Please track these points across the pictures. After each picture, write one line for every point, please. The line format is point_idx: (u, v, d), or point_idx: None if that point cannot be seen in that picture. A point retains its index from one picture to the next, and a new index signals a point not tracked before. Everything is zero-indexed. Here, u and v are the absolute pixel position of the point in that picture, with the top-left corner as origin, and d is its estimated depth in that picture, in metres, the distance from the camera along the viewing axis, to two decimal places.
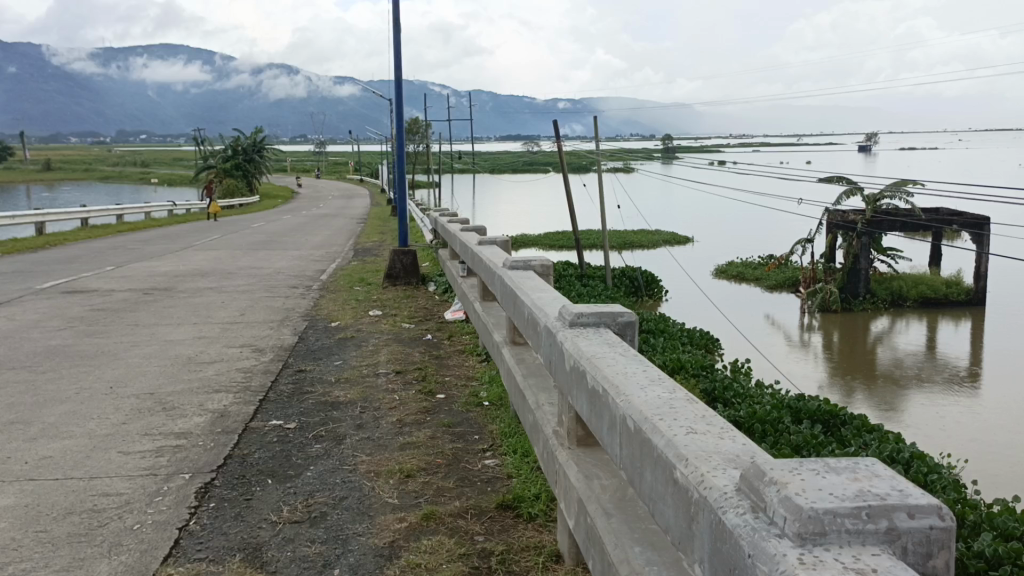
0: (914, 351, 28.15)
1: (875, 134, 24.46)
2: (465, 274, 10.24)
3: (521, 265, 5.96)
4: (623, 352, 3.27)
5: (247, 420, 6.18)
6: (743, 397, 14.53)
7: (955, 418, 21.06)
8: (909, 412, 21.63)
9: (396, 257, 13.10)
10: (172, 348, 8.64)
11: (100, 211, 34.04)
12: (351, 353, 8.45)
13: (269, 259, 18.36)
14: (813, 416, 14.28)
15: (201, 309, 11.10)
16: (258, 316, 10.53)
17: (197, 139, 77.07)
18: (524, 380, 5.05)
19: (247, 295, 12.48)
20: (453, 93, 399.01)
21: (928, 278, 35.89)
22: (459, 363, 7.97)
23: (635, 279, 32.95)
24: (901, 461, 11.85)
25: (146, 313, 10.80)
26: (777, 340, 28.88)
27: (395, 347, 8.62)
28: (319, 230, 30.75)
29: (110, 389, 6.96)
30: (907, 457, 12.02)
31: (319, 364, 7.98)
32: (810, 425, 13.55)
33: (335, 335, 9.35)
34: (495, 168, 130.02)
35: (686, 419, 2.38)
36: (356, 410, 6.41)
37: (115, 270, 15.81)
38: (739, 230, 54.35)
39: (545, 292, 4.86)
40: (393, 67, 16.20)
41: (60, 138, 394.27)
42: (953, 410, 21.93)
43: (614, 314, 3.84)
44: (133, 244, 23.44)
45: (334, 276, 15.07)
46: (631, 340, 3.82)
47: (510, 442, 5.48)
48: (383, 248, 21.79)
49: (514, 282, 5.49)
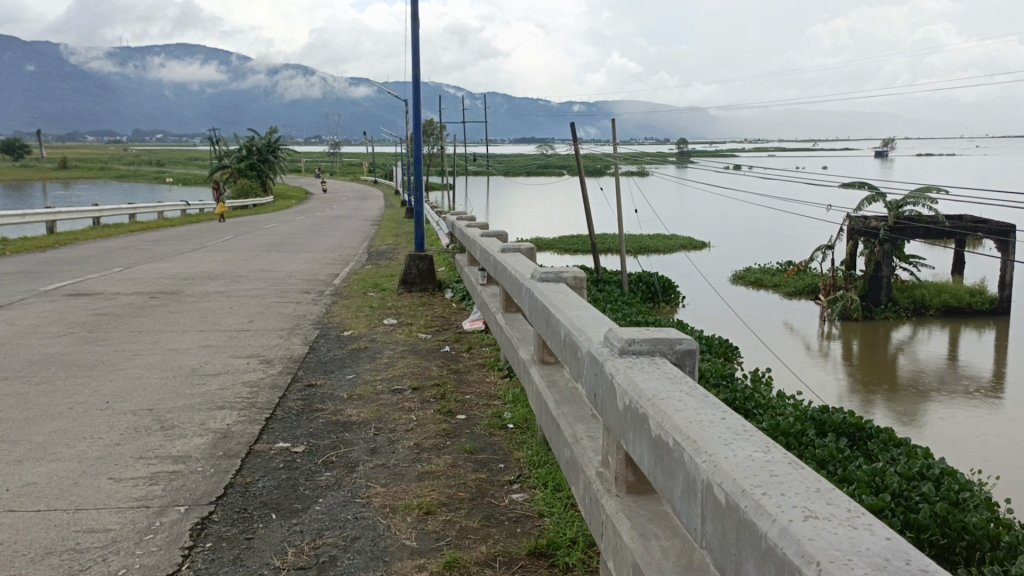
0: (936, 360, 27.46)
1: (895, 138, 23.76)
2: (485, 282, 9.74)
3: (552, 277, 5.43)
4: (689, 390, 2.75)
5: (251, 442, 5.70)
6: (766, 409, 13.97)
7: (983, 431, 20.39)
8: (934, 422, 20.97)
9: (412, 262, 12.63)
10: (176, 358, 8.19)
11: (112, 211, 33.80)
12: (365, 365, 7.96)
13: (280, 261, 17.97)
14: (838, 428, 13.63)
15: (208, 315, 10.66)
16: (268, 324, 10.07)
17: (212, 139, 76.96)
18: (556, 409, 4.52)
19: (257, 300, 12.04)
20: (467, 95, 399.35)
21: (951, 286, 35.05)
22: (480, 379, 7.45)
23: (652, 285, 32.36)
24: (932, 478, 11.28)
25: (150, 318, 10.36)
26: (796, 348, 28.19)
27: (412, 360, 8.13)
28: (331, 232, 30.34)
29: (106, 404, 6.51)
30: (940, 474, 11.44)
31: (331, 378, 7.49)
32: (835, 438, 12.98)
33: (348, 345, 8.87)
34: (509, 171, 129.73)
35: (797, 495, 1.86)
36: (370, 432, 5.91)
37: (123, 272, 15.39)
38: (757, 235, 53.63)
39: (584, 310, 4.33)
40: (410, 67, 15.77)
41: (77, 137, 396.88)
42: (980, 421, 21.28)
43: (672, 340, 3.29)
44: (144, 245, 23.07)
45: (347, 281, 14.61)
46: (691, 370, 3.26)
47: (539, 474, 4.95)
48: (397, 251, 21.37)
49: (545, 296, 4.96)
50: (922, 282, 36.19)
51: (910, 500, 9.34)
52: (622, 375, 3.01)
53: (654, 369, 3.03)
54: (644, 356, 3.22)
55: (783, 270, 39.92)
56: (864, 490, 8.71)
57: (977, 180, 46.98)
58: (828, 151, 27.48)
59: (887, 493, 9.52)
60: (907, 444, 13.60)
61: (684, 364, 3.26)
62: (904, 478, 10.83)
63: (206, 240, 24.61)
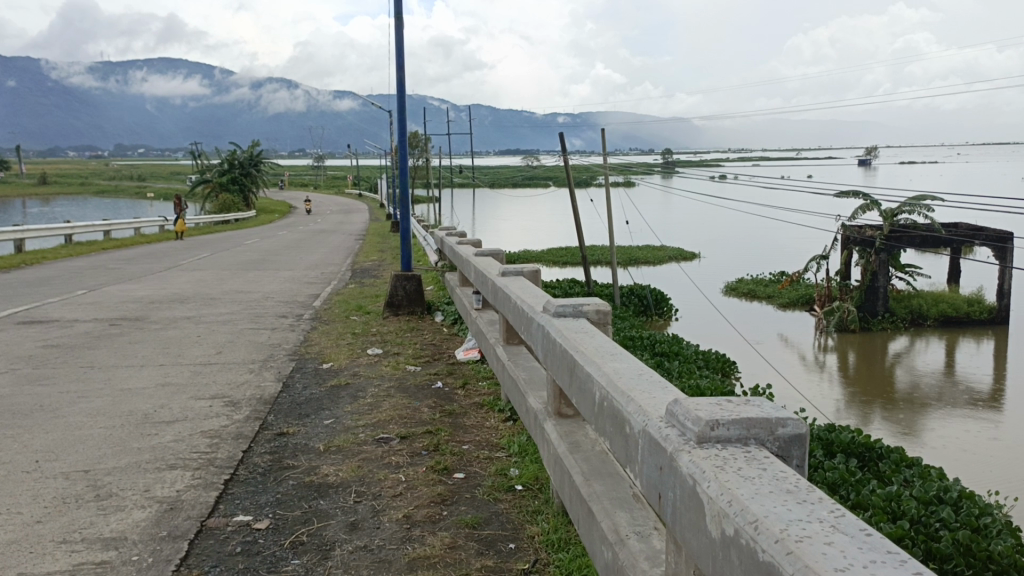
0: (933, 371, 26.71)
1: (876, 147, 23.25)
2: (480, 307, 8.76)
3: (571, 312, 4.46)
4: (832, 517, 1.79)
5: (203, 516, 4.67)
6: None
7: (989, 442, 19.60)
8: (936, 435, 20.20)
9: (399, 283, 11.64)
10: (128, 400, 7.13)
11: (85, 228, 32.56)
12: (345, 407, 6.93)
13: (258, 281, 16.94)
14: (846, 448, 12.67)
15: (172, 345, 9.59)
16: (238, 356, 9.00)
17: (195, 153, 75.78)
18: (587, 486, 3.52)
19: (228, 327, 10.96)
20: (452, 107, 399.49)
21: (947, 296, 34.39)
22: (479, 424, 6.46)
23: (643, 298, 31.51)
24: (952, 503, 10.30)
25: (105, 351, 9.28)
26: (791, 360, 27.39)
27: (400, 399, 7.09)
28: (313, 248, 29.25)
29: (34, 465, 5.44)
30: (957, 497, 10.49)
31: (306, 424, 6.47)
32: (845, 460, 12.02)
33: (327, 382, 7.83)
34: (494, 182, 128.90)
35: None
36: (349, 499, 4.90)
37: (86, 295, 14.27)
38: (749, 245, 52.96)
39: (625, 360, 3.36)
40: (393, 78, 14.90)
41: (58, 152, 393.34)
42: (989, 433, 20.40)
43: (767, 411, 2.34)
44: (115, 264, 21.92)
45: (328, 302, 13.61)
46: (799, 465, 2.29)
47: (563, 559, 3.96)
48: (382, 269, 20.35)
49: (565, 337, 3.98)
50: (918, 291, 35.48)
51: (931, 527, 8.38)
52: (711, 481, 2.03)
53: (750, 464, 2.11)
54: (738, 446, 2.25)
55: (776, 281, 39.17)
56: (884, 519, 7.74)
57: (968, 188, 46.52)
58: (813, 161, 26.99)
59: (905, 519, 8.55)
60: (919, 464, 12.67)
61: (790, 455, 2.30)
62: (920, 501, 9.82)
63: (182, 258, 23.54)
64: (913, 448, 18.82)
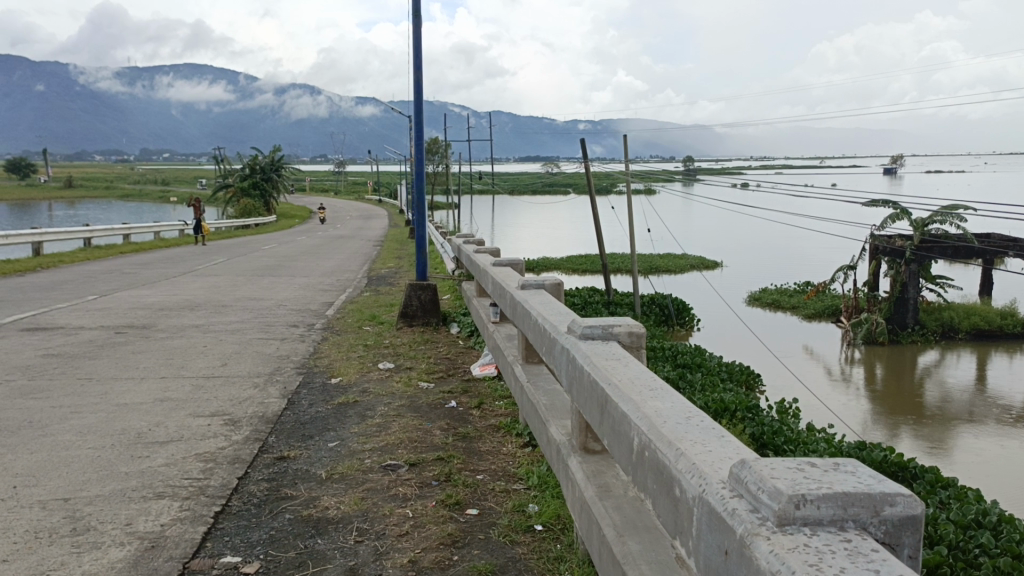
0: (963, 386, 25.80)
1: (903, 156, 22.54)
2: (497, 320, 8.26)
3: (600, 335, 3.94)
4: None
5: (187, 556, 4.19)
6: (796, 445, 12.51)
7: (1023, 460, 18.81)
8: (966, 451, 19.42)
9: (413, 292, 11.16)
10: (122, 417, 6.67)
11: (104, 232, 32.46)
12: (351, 428, 6.44)
13: (271, 288, 16.55)
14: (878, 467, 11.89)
15: (176, 356, 9.16)
16: (243, 368, 8.57)
17: (217, 157, 76.10)
18: (622, 545, 2.99)
19: (235, 336, 10.53)
20: (472, 114, 400.09)
21: (979, 309, 33.34)
22: (494, 449, 5.94)
23: (665, 307, 30.88)
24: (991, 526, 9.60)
25: (106, 361, 8.87)
26: (816, 372, 26.62)
27: (411, 420, 6.59)
28: (330, 253, 28.91)
29: (10, 492, 4.99)
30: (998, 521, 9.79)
31: (309, 446, 5.99)
32: None
33: (334, 400, 7.34)
34: (514, 189, 128.41)
35: None
36: (349, 538, 4.40)
37: (96, 300, 13.97)
38: (773, 253, 52.04)
39: (669, 398, 2.84)
40: (410, 82, 14.49)
41: (85, 156, 398.58)
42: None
43: (866, 483, 1.83)
44: (130, 269, 21.66)
45: (341, 311, 13.16)
46: (909, 555, 1.77)
47: None
48: (399, 276, 19.92)
49: (595, 364, 3.45)
50: (948, 303, 34.47)
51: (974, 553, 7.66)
52: None
53: (854, 563, 1.59)
54: (832, 530, 1.73)
55: (801, 291, 38.32)
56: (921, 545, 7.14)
57: (1000, 197, 45.36)
58: (837, 170, 26.31)
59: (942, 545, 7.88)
60: (955, 486, 11.87)
61: (900, 544, 1.77)
62: (958, 525, 9.03)
63: (197, 263, 23.26)
64: (944, 466, 18.07)
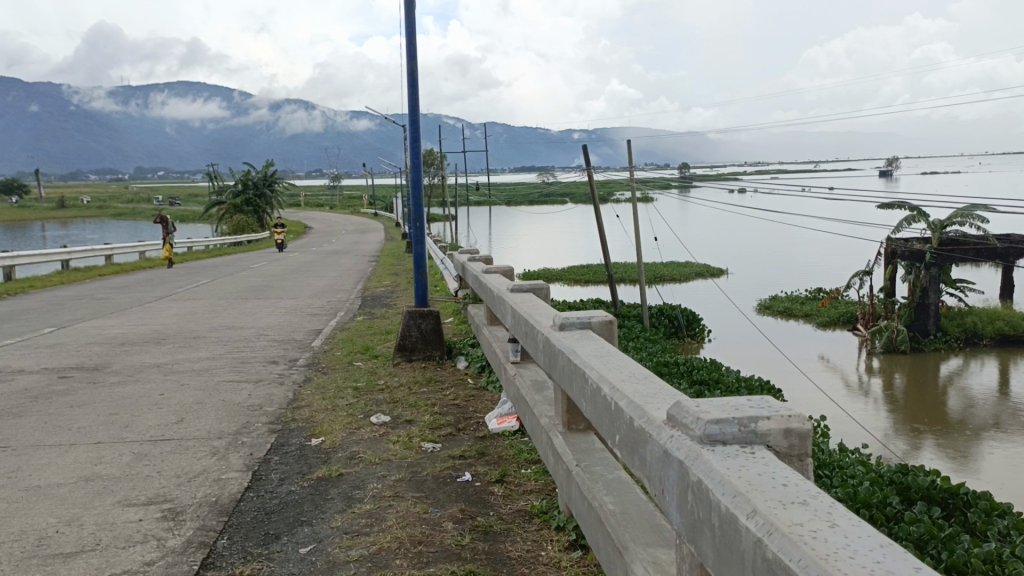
0: (989, 393, 24.15)
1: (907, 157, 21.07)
2: (517, 360, 6.62)
3: (740, 439, 2.27)
4: None
5: None
6: (832, 470, 10.60)
7: None
8: (1003, 463, 17.70)
9: (412, 321, 9.48)
10: (26, 511, 4.99)
11: (82, 253, 30.67)
12: (333, 520, 4.80)
13: (254, 314, 14.87)
14: (926, 493, 9.69)
15: (123, 410, 7.46)
16: (202, 426, 6.87)
17: (209, 173, 74.39)
18: None
19: (201, 378, 8.87)
20: (467, 126, 399.79)
21: (1003, 313, 31.50)
22: (527, 556, 4.25)
23: (675, 318, 29.15)
24: None
25: (33, 419, 7.17)
26: (834, 382, 24.93)
27: (413, 506, 4.94)
28: (321, 271, 27.24)
29: None
30: None
31: (272, 557, 4.33)
32: (932, 509, 9.44)
33: (312, 473, 5.66)
34: (510, 201, 127.00)
35: None
36: None
37: (50, 334, 12.30)
38: (780, 257, 50.36)
39: None
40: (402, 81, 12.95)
41: (78, 175, 396.36)
42: None
43: None
44: (103, 293, 19.90)
45: (329, 341, 11.48)
46: None
47: None
48: (393, 297, 18.16)
49: (769, 526, 1.76)
50: (971, 308, 32.62)
51: None
52: None
53: None
54: None
55: (814, 298, 36.61)
56: None
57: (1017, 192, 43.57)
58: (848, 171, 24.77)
59: None
60: (1016, 515, 9.70)
61: None
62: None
63: (177, 286, 21.55)
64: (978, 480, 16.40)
